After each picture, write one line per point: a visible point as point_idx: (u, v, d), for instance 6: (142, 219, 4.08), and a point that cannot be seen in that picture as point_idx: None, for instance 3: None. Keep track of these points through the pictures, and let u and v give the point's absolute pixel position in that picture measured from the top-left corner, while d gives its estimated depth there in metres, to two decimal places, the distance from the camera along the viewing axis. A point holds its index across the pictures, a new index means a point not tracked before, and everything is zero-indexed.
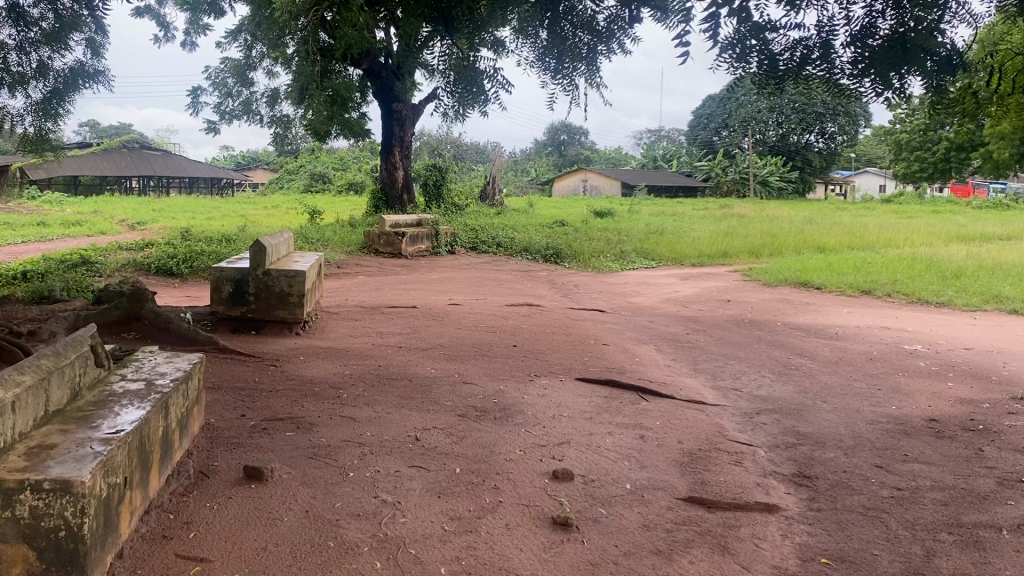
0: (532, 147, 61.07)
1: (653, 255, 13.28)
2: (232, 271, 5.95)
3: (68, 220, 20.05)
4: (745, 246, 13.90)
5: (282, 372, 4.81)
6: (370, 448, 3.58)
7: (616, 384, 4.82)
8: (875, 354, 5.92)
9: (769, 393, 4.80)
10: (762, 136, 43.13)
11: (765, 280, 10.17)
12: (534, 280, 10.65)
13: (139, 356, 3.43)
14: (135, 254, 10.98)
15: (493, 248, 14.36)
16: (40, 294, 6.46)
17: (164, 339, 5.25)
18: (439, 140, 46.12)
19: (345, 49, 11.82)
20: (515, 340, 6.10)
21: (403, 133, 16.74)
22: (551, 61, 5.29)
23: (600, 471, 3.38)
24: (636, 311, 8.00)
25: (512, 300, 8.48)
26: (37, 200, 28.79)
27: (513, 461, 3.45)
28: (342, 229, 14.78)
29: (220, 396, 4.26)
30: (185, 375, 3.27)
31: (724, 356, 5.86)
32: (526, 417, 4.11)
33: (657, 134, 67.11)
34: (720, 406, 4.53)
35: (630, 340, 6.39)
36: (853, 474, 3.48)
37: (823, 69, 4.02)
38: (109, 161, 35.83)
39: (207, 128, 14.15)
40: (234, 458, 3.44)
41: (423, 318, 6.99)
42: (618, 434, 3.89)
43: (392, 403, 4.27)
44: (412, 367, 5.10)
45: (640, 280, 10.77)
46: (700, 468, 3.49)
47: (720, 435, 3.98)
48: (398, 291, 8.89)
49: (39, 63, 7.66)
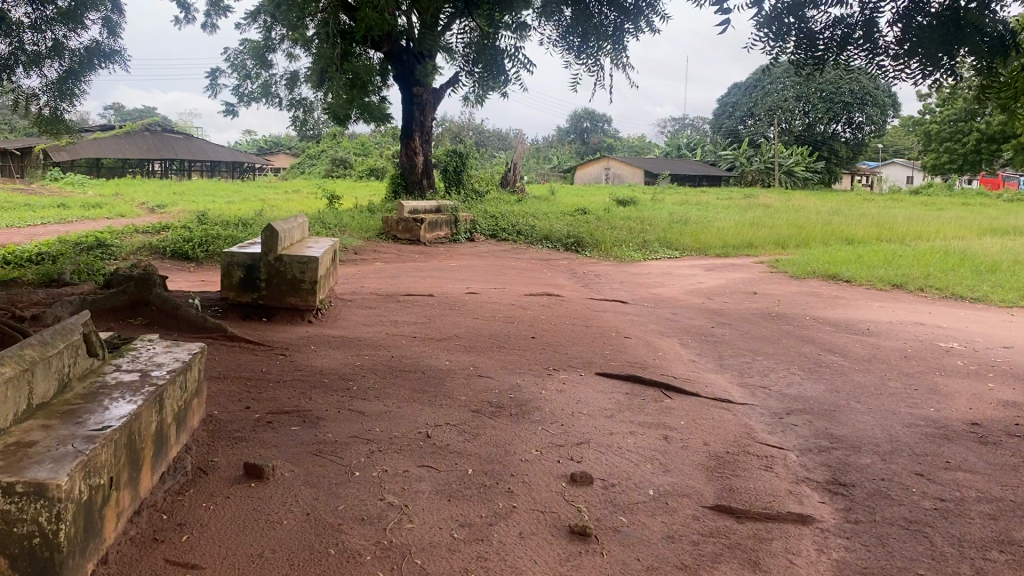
0: (554, 133, 60.66)
1: (677, 245, 13.02)
2: (243, 256, 5.77)
3: (89, 203, 20.06)
4: (772, 238, 13.59)
5: (290, 362, 4.64)
6: (379, 445, 3.40)
7: (639, 379, 4.61)
8: (909, 352, 5.67)
9: (798, 392, 4.57)
10: (787, 125, 42.55)
11: (792, 272, 9.90)
12: (554, 269, 10.45)
13: (137, 345, 3.27)
14: (150, 237, 10.90)
15: (513, 235, 14.15)
16: (49, 278, 6.33)
17: (171, 326, 5.09)
18: (461, 126, 45.94)
19: (365, 28, 11.65)
20: (533, 331, 5.90)
21: (424, 117, 16.50)
22: (576, 40, 5.10)
23: (621, 475, 3.18)
24: (659, 303, 7.77)
25: (531, 289, 8.28)
26: (59, 182, 28.97)
27: (529, 462, 3.26)
28: (360, 215, 14.60)
29: (225, 387, 4.09)
30: (184, 366, 3.10)
31: (751, 352, 5.63)
32: (543, 414, 3.91)
33: (681, 122, 66.47)
34: (747, 405, 4.30)
35: (652, 333, 6.17)
36: (891, 483, 3.26)
37: (866, 50, 3.79)
38: (132, 144, 35.91)
39: (226, 111, 14.00)
40: (235, 454, 3.27)
41: (439, 307, 6.80)
42: (641, 435, 3.68)
43: (403, 397, 4.09)
44: (426, 358, 4.91)
45: (663, 270, 10.51)
46: (728, 473, 3.27)
47: (748, 436, 3.77)
48: (415, 279, 8.70)
49: (56, 42, 7.51)
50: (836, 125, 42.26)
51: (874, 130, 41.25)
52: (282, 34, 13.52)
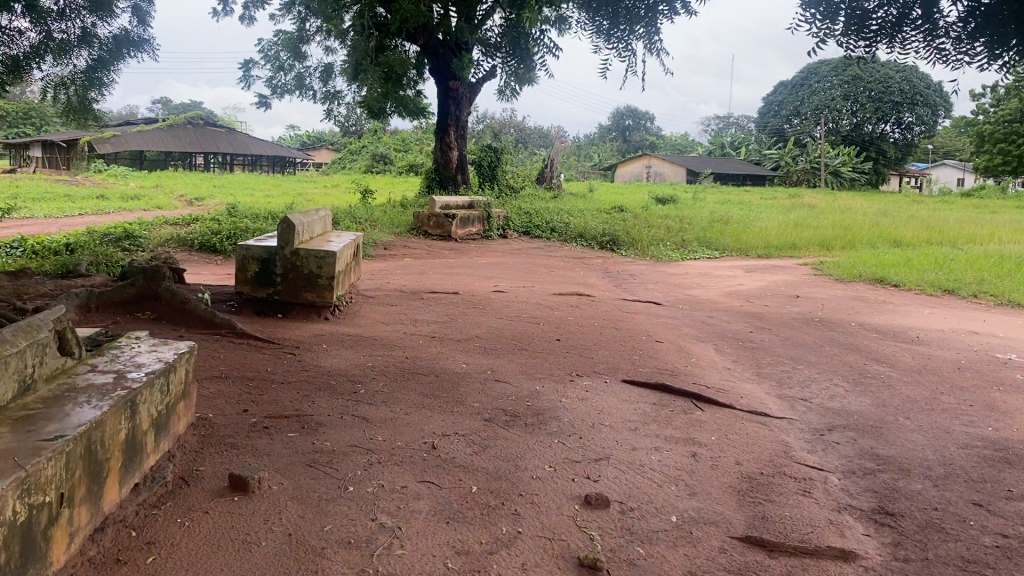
0: (596, 131, 60.15)
1: (717, 245, 12.63)
2: (258, 249, 5.55)
3: (129, 195, 20.18)
4: (816, 238, 13.12)
5: (299, 362, 4.39)
6: (378, 456, 3.13)
7: (667, 388, 4.29)
8: (963, 363, 5.27)
9: (842, 406, 4.22)
10: (834, 124, 41.63)
11: (837, 275, 9.49)
12: (587, 268, 10.13)
13: (120, 344, 3.04)
14: (179, 229, 10.78)
15: (547, 232, 13.86)
16: (65, 269, 6.19)
17: (179, 321, 4.88)
18: (502, 123, 45.72)
19: (401, 19, 11.44)
20: (558, 333, 5.60)
21: (459, 113, 16.25)
22: (604, 23, 4.80)
23: (641, 498, 2.87)
24: (694, 305, 7.41)
25: (561, 289, 7.99)
26: (104, 173, 29.33)
27: (540, 480, 2.97)
28: (393, 210, 14.44)
29: (225, 388, 3.86)
30: (169, 367, 2.87)
31: (791, 360, 5.27)
32: (561, 424, 3.61)
33: (725, 121, 65.53)
34: (785, 420, 3.95)
35: (686, 337, 5.84)
36: (946, 514, 2.90)
37: (923, 31, 3.43)
38: (174, 136, 36.33)
39: (259, 102, 13.90)
40: (222, 463, 3.03)
41: (463, 305, 6.53)
42: (666, 451, 3.36)
43: (413, 403, 3.82)
44: (442, 361, 4.64)
45: (701, 271, 10.15)
46: (762, 499, 2.95)
47: (785, 455, 3.44)
48: (442, 275, 8.45)
49: (85, 30, 7.36)
50: (885, 125, 41.25)
51: (924, 130, 40.20)
52: (316, 26, 13.38)
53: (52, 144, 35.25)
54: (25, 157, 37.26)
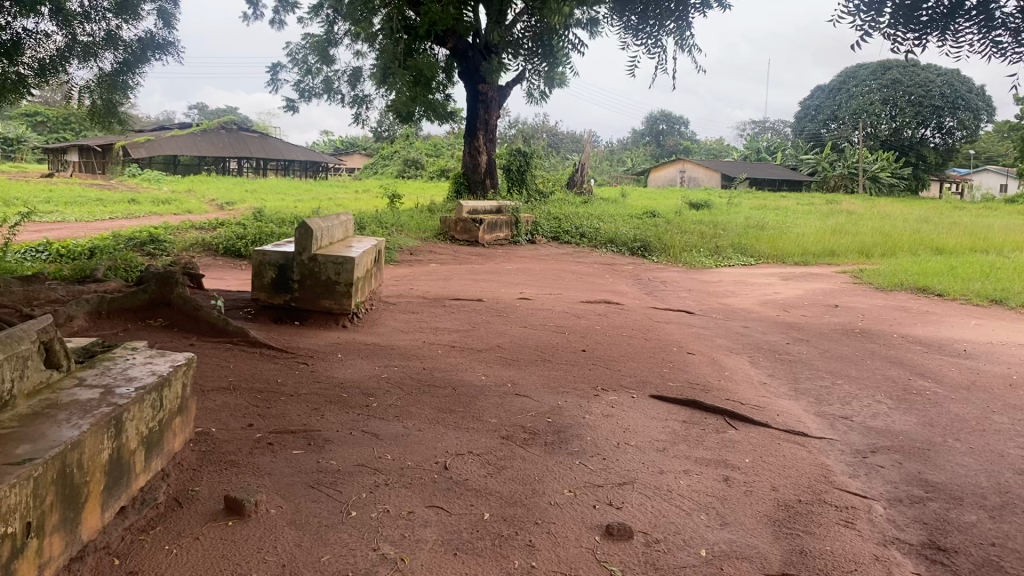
0: (629, 137, 59.72)
1: (752, 251, 12.31)
2: (275, 255, 5.39)
3: (160, 199, 20.27)
4: (854, 245, 12.75)
5: (311, 373, 4.20)
6: (386, 477, 2.93)
7: (697, 405, 4.05)
8: (1015, 379, 4.96)
9: (885, 425, 3.95)
10: (872, 129, 40.92)
11: (878, 283, 9.14)
12: (617, 275, 9.87)
13: (115, 355, 2.88)
14: (205, 233, 10.71)
15: (576, 238, 13.62)
16: (82, 274, 6.09)
17: (191, 329, 4.73)
18: (534, 128, 45.55)
19: (430, 20, 11.30)
20: (584, 344, 5.37)
21: (489, 116, 16.07)
22: (632, 18, 4.58)
23: (668, 528, 2.64)
24: (728, 314, 7.14)
25: (589, 296, 7.76)
26: (138, 177, 29.55)
27: (558, 507, 2.75)
28: (421, 215, 14.30)
29: (231, 400, 3.68)
30: (162, 381, 2.70)
31: (830, 374, 4.99)
32: (583, 444, 3.38)
33: (760, 125, 64.80)
34: (824, 440, 3.69)
35: (718, 348, 5.58)
36: (1004, 550, 2.63)
37: (978, 23, 3.16)
38: (208, 141, 36.61)
39: (287, 106, 13.83)
40: (221, 482, 2.84)
41: (487, 313, 6.32)
42: (696, 475, 3.13)
43: (427, 418, 3.61)
44: (461, 372, 4.43)
45: (735, 278, 9.86)
46: (800, 530, 2.70)
47: (826, 480, 3.18)
48: (467, 282, 8.27)
49: (110, 33, 7.24)
50: (925, 130, 40.45)
51: (966, 135, 39.40)
52: (344, 29, 13.28)
53: (90, 149, 35.74)
54: (64, 161, 37.85)
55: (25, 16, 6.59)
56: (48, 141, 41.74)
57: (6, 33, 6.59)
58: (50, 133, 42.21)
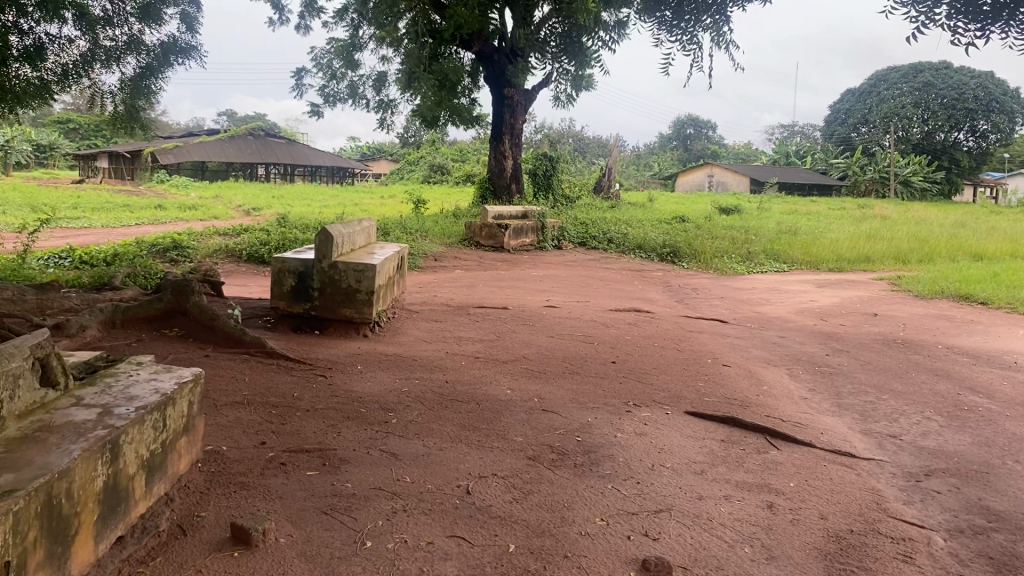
0: (657, 141, 59.29)
1: (784, 258, 12.02)
2: (295, 262, 5.22)
3: (186, 205, 20.33)
4: (890, 251, 12.42)
5: (329, 386, 4.02)
6: (404, 503, 2.74)
7: (735, 422, 3.82)
8: None
9: (938, 445, 3.70)
10: (904, 132, 40.30)
11: (918, 291, 8.83)
12: (646, 281, 9.65)
13: (118, 371, 2.71)
14: (229, 240, 10.62)
15: (603, 243, 13.40)
16: (101, 282, 5.98)
17: (207, 339, 4.57)
18: (560, 133, 45.37)
19: (456, 24, 11.15)
20: (614, 355, 5.15)
21: (515, 120, 15.88)
22: (668, 13, 4.43)
23: (710, 562, 2.42)
24: (763, 323, 6.88)
25: (618, 304, 7.53)
26: (167, 184, 29.73)
27: (589, 537, 2.54)
28: (446, 220, 14.14)
29: (245, 416, 3.51)
30: (166, 400, 2.52)
31: (874, 388, 4.73)
32: (616, 466, 3.17)
33: (790, 129, 64.12)
34: (874, 462, 3.45)
35: (755, 360, 5.34)
36: None
37: None
38: (236, 148, 36.79)
39: (312, 112, 13.75)
40: (228, 507, 2.65)
41: (512, 322, 6.12)
42: (738, 501, 2.90)
43: (449, 436, 3.42)
44: (485, 386, 4.23)
45: (768, 285, 9.58)
46: (854, 565, 2.47)
47: (879, 508, 2.94)
48: (492, 288, 8.07)
49: (132, 37, 7.12)
50: (958, 133, 39.70)
51: (1001, 138, 38.72)
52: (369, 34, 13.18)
53: (120, 155, 36.11)
54: (94, 167, 38.26)
55: (48, 21, 6.50)
56: (79, 148, 42.30)
57: (27, 37, 6.48)
58: (83, 140, 42.79)
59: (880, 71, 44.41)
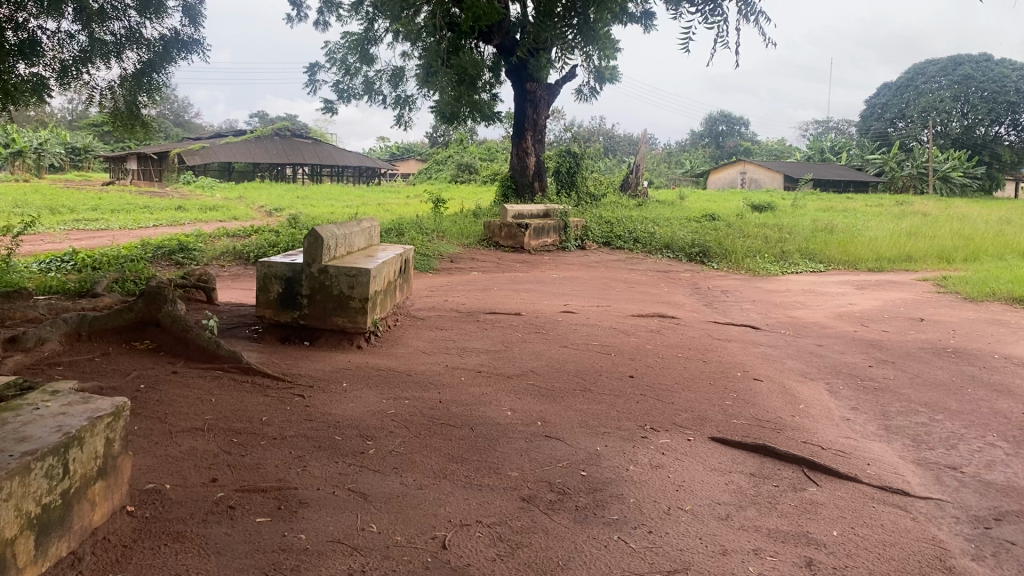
0: (689, 138, 58.33)
1: (820, 258, 11.44)
2: (282, 267, 4.77)
3: (208, 206, 20.03)
4: (933, 249, 11.77)
5: (304, 409, 3.56)
6: (365, 561, 2.27)
7: (766, 451, 3.31)
8: None
9: (1007, 480, 3.15)
10: (942, 127, 39.22)
11: (967, 292, 8.23)
12: (674, 283, 9.11)
13: (20, 404, 2.26)
14: (237, 241, 10.25)
15: (629, 243, 12.91)
16: (83, 288, 5.59)
17: (178, 352, 4.15)
18: (590, 132, 44.65)
19: (473, 18, 10.80)
20: (632, 367, 4.65)
21: (538, 116, 15.41)
22: None
23: None
24: (799, 330, 6.32)
25: (641, 309, 7.01)
26: (193, 185, 29.53)
27: None
28: (465, 220, 13.71)
29: (200, 445, 3.06)
30: (68, 440, 2.06)
31: (926, 407, 4.18)
32: (625, 509, 2.68)
33: (824, 124, 62.82)
34: (932, 502, 2.92)
35: (790, 372, 4.82)
36: None
37: None
38: (262, 148, 36.58)
39: (327, 109, 13.35)
40: (151, 567, 2.19)
41: (523, 330, 5.64)
42: (769, 557, 2.40)
43: (433, 471, 2.95)
44: (483, 406, 3.75)
45: (804, 287, 9.02)
46: None
47: (943, 566, 2.42)
48: (508, 292, 7.59)
49: (133, 31, 6.54)
50: (1000, 127, 38.51)
51: None
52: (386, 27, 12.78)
53: (148, 157, 36.09)
54: (124, 169, 38.31)
55: (44, 15, 6.01)
56: (112, 151, 42.49)
57: (21, 32, 6.01)
58: (116, 142, 42.92)
59: (918, 63, 43.34)
